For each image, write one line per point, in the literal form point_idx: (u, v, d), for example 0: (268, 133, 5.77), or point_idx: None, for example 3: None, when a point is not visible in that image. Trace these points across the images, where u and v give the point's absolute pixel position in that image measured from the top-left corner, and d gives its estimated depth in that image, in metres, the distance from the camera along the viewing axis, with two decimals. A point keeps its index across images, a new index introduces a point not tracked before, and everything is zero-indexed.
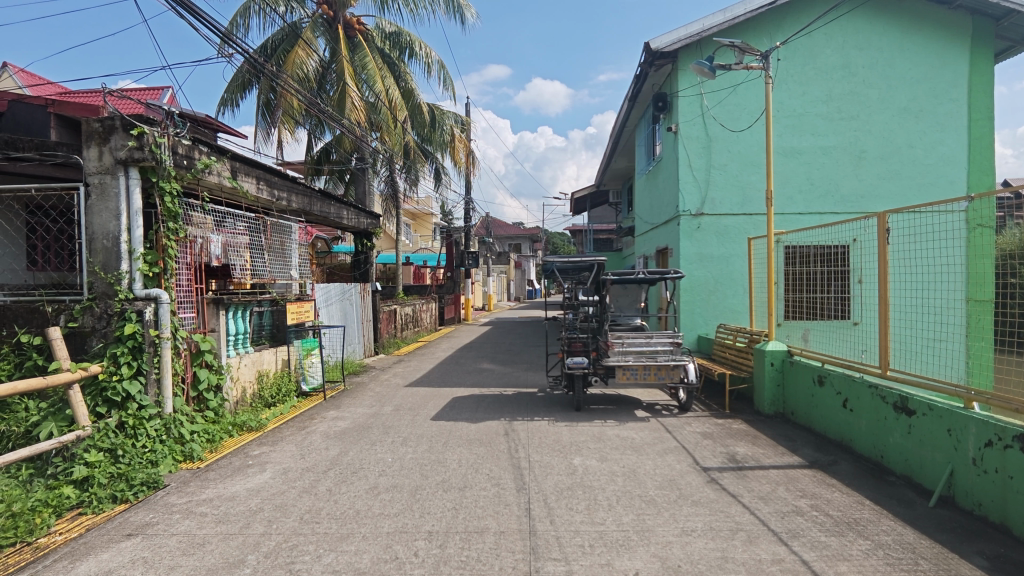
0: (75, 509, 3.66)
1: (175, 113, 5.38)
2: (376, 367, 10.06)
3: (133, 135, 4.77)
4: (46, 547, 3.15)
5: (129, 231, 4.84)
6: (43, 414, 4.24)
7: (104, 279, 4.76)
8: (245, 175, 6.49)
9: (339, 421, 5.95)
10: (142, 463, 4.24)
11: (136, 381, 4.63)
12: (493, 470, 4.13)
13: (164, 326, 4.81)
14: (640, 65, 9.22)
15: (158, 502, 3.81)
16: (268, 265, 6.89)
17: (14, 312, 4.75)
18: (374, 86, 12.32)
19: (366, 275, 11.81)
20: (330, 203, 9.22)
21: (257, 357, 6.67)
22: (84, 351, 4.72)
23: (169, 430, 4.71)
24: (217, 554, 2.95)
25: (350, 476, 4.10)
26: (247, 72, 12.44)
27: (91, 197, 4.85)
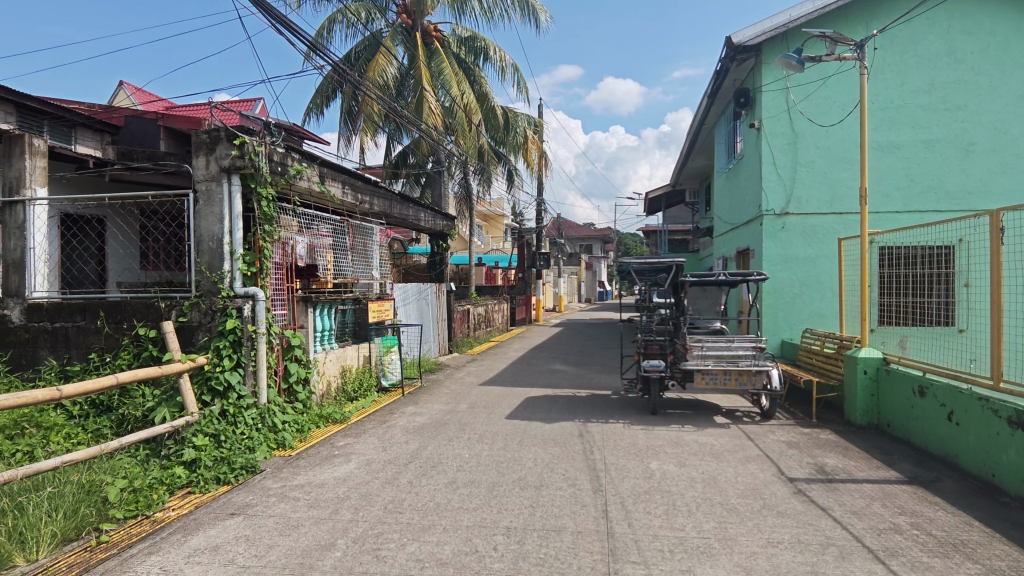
0: (185, 488, 4.00)
1: (272, 123, 5.77)
2: (451, 366, 10.30)
3: (235, 145, 5.16)
4: (162, 521, 3.47)
5: (231, 234, 5.23)
6: (157, 400, 4.65)
7: (209, 278, 5.17)
8: (332, 180, 6.85)
9: (418, 417, 6.15)
10: (242, 448, 4.56)
11: (236, 372, 5.00)
12: (569, 471, 4.15)
13: (259, 322, 5.16)
14: (721, 61, 8.94)
15: (256, 485, 4.10)
16: (351, 266, 7.25)
17: (133, 308, 5.24)
18: (450, 91, 12.65)
19: (441, 275, 12.11)
20: (408, 206, 9.58)
21: (342, 353, 7.03)
22: (192, 344, 5.13)
23: (264, 419, 5.05)
24: (310, 536, 3.14)
25: (429, 469, 4.24)
26: (332, 82, 13.13)
27: (199, 203, 5.27)
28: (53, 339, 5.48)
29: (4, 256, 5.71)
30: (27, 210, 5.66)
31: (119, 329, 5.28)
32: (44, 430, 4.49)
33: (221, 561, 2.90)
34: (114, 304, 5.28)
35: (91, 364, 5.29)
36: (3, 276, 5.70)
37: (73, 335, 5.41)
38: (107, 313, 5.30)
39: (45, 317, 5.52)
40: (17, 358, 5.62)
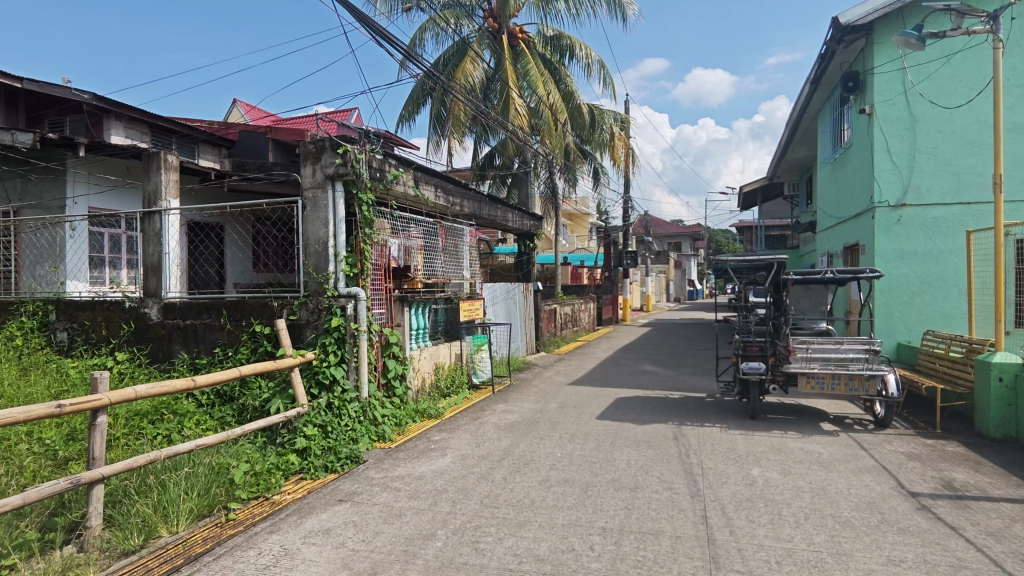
0: (297, 474, 4.33)
1: (370, 131, 6.09)
2: (539, 365, 10.35)
3: (339, 154, 5.48)
4: (280, 503, 3.77)
5: (335, 238, 5.55)
6: (271, 392, 5.02)
7: (316, 279, 5.51)
8: (426, 184, 7.11)
9: (508, 415, 6.24)
10: (347, 439, 4.84)
11: (341, 367, 5.29)
12: (664, 473, 4.05)
13: (361, 320, 5.44)
14: (826, 43, 8.39)
15: (361, 474, 4.35)
16: (442, 266, 7.48)
17: (251, 307, 5.71)
18: (536, 91, 12.73)
19: (528, 275, 12.20)
20: (497, 207, 9.75)
21: (435, 351, 7.27)
22: (301, 340, 5.50)
23: (366, 412, 5.33)
24: (412, 526, 3.28)
25: (522, 466, 4.30)
26: (421, 89, 13.61)
27: (306, 209, 5.63)
28: (184, 335, 6.08)
29: (145, 260, 6.41)
30: (163, 219, 6.32)
31: (239, 326, 5.77)
32: (179, 416, 4.98)
33: (333, 544, 3.10)
34: (235, 303, 5.77)
35: (216, 357, 5.82)
36: (144, 278, 6.40)
37: (201, 331, 5.98)
38: (229, 312, 5.82)
39: (178, 315, 6.15)
40: (155, 352, 6.28)
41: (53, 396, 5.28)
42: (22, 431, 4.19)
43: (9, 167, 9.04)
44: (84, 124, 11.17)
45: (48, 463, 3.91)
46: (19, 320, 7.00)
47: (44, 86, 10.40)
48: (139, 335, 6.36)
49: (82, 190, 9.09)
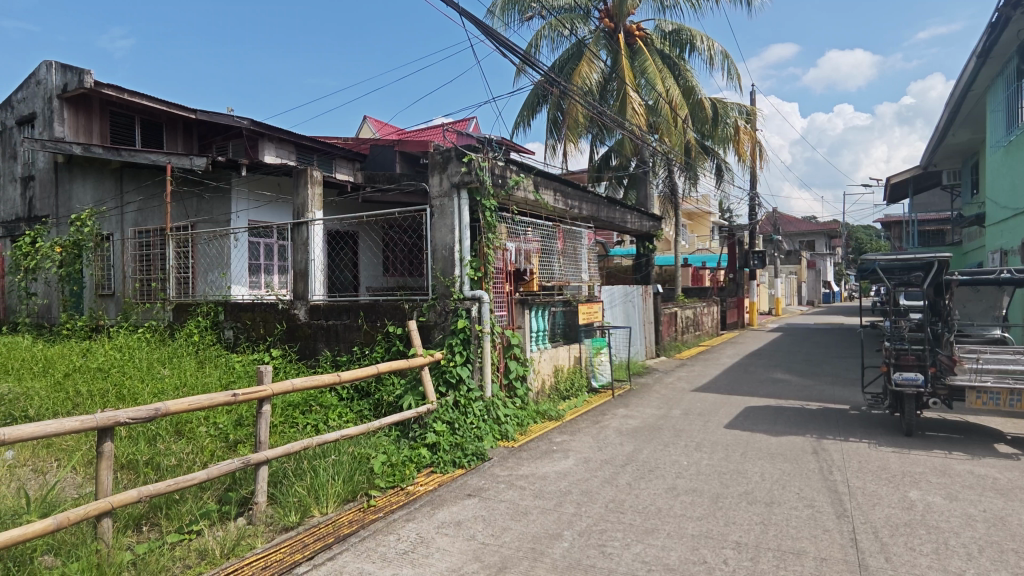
0: (428, 467, 4.57)
1: (493, 139, 6.28)
2: (659, 369, 10.07)
3: (465, 163, 5.72)
4: (414, 493, 4.02)
5: (461, 243, 5.78)
6: (404, 388, 5.34)
7: (443, 282, 5.78)
8: (546, 189, 7.22)
9: (630, 419, 6.14)
10: (473, 436, 5.02)
11: (466, 367, 5.51)
12: (804, 490, 3.77)
13: (484, 322, 5.61)
14: (997, 10, 7.37)
15: (486, 471, 4.51)
16: (561, 270, 7.53)
17: (385, 309, 6.12)
18: (654, 88, 12.42)
19: (647, 277, 11.91)
20: (615, 208, 9.64)
21: (554, 353, 7.33)
22: (430, 341, 5.79)
23: (490, 411, 5.50)
24: (539, 524, 3.35)
25: (647, 473, 4.21)
26: (538, 94, 13.82)
27: (434, 216, 5.93)
28: (327, 334, 6.67)
29: (294, 267, 7.13)
30: (310, 229, 7.00)
31: (374, 327, 6.20)
32: (324, 409, 5.46)
33: (464, 536, 3.24)
34: (371, 306, 6.22)
35: (355, 355, 6.30)
36: (294, 283, 7.12)
37: (341, 331, 6.51)
38: (365, 314, 6.28)
39: (322, 316, 6.76)
40: (302, 349, 6.96)
41: (224, 385, 6.05)
42: (201, 416, 4.81)
43: (188, 188, 10.49)
44: (244, 147, 12.67)
45: (222, 444, 4.47)
46: (195, 319, 8.11)
47: (213, 116, 11.95)
48: (290, 334, 7.08)
49: (243, 205, 10.30)
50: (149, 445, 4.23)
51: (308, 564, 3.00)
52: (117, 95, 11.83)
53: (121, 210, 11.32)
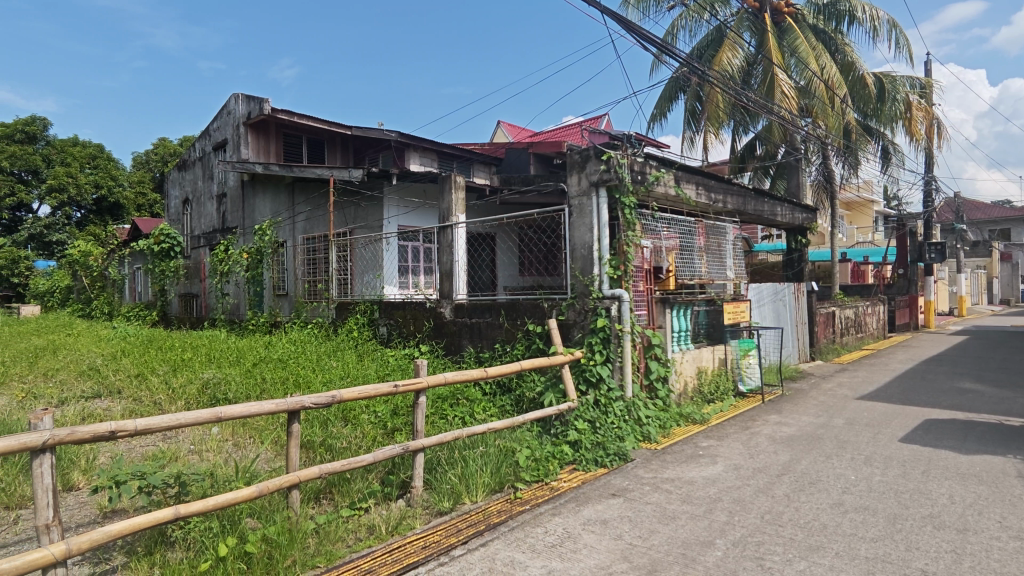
0: (571, 464, 4.61)
1: (633, 134, 6.17)
2: (815, 374, 9.23)
3: (603, 160, 5.69)
4: (558, 488, 4.08)
5: (600, 242, 5.75)
6: (545, 386, 5.43)
7: (582, 281, 5.79)
8: (687, 183, 6.94)
9: (784, 427, 5.69)
10: (614, 436, 4.97)
11: (606, 367, 5.48)
12: (1007, 518, 3.25)
13: (625, 322, 5.53)
14: None
15: (629, 472, 4.44)
16: (704, 267, 7.19)
17: (525, 308, 6.26)
18: (807, 68, 11.41)
19: (800, 274, 10.97)
20: (764, 200, 9.01)
21: (698, 354, 7.02)
22: (570, 339, 5.83)
23: (631, 411, 5.41)
24: (689, 530, 3.24)
25: (808, 486, 3.89)
26: (675, 84, 13.33)
27: (573, 216, 5.96)
28: (471, 331, 6.99)
29: (441, 267, 7.58)
30: (454, 231, 7.38)
31: (515, 324, 6.38)
32: (470, 402, 5.72)
33: (611, 535, 3.24)
34: (511, 305, 6.41)
35: (497, 352, 6.54)
36: (440, 283, 7.57)
37: (484, 328, 6.80)
38: (507, 312, 6.49)
39: (466, 314, 7.10)
40: (448, 345, 7.37)
41: (381, 377, 6.60)
42: (363, 405, 5.30)
43: (347, 198, 11.59)
44: (392, 157, 13.69)
45: (382, 430, 4.88)
46: (355, 316, 8.95)
47: (366, 130, 13.06)
48: (437, 331, 7.53)
49: (393, 211, 11.16)
50: (322, 429, 4.74)
51: (463, 548, 3.17)
52: (289, 118, 13.41)
53: (293, 219, 12.81)
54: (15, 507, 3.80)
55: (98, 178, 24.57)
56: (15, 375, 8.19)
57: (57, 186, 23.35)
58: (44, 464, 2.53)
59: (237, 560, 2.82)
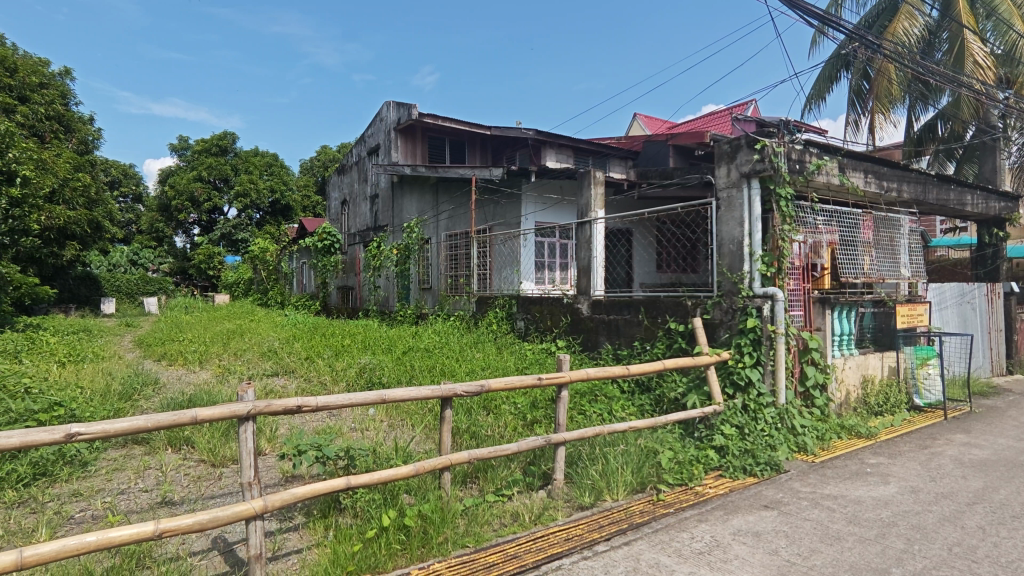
0: (716, 470, 4.40)
1: (790, 121, 5.72)
2: (1014, 391, 7.88)
3: (756, 150, 5.30)
4: (704, 495, 3.91)
5: (751, 237, 5.38)
6: (687, 387, 5.23)
7: (730, 279, 5.47)
8: (853, 171, 6.26)
9: (974, 449, 4.92)
10: (764, 445, 4.65)
11: (757, 370, 5.14)
12: None
13: (779, 322, 5.13)
14: None
15: (783, 484, 4.14)
16: (872, 264, 6.45)
17: (667, 306, 6.06)
18: (1009, 32, 9.75)
19: (995, 273, 9.43)
20: (949, 187, 7.86)
21: (864, 361, 6.32)
22: (716, 339, 5.55)
23: (784, 420, 5.03)
24: (857, 553, 2.95)
25: (1009, 519, 3.35)
26: (838, 62, 12.09)
27: (721, 209, 5.65)
28: (609, 328, 6.93)
29: (579, 263, 7.60)
30: (592, 227, 7.34)
31: (656, 322, 6.21)
32: (609, 399, 5.66)
33: (766, 549, 3.04)
34: (652, 301, 6.24)
35: (636, 350, 6.40)
36: (579, 279, 7.59)
37: (622, 325, 6.70)
38: (647, 309, 6.33)
39: (604, 311, 7.05)
40: (585, 341, 7.37)
41: (520, 369, 6.77)
42: (504, 396, 5.49)
43: (487, 196, 12.02)
44: (530, 155, 13.97)
45: (522, 422, 5.02)
46: (494, 310, 9.29)
47: (505, 130, 13.43)
48: (574, 326, 7.57)
49: (531, 208, 11.38)
50: (467, 416, 4.99)
51: (606, 544, 3.17)
52: (434, 122, 14.22)
53: (437, 217, 13.55)
54: (219, 465, 4.48)
55: (273, 184, 27.98)
56: (213, 354, 9.61)
57: (242, 192, 26.93)
58: (248, 430, 2.95)
59: (398, 532, 3.06)
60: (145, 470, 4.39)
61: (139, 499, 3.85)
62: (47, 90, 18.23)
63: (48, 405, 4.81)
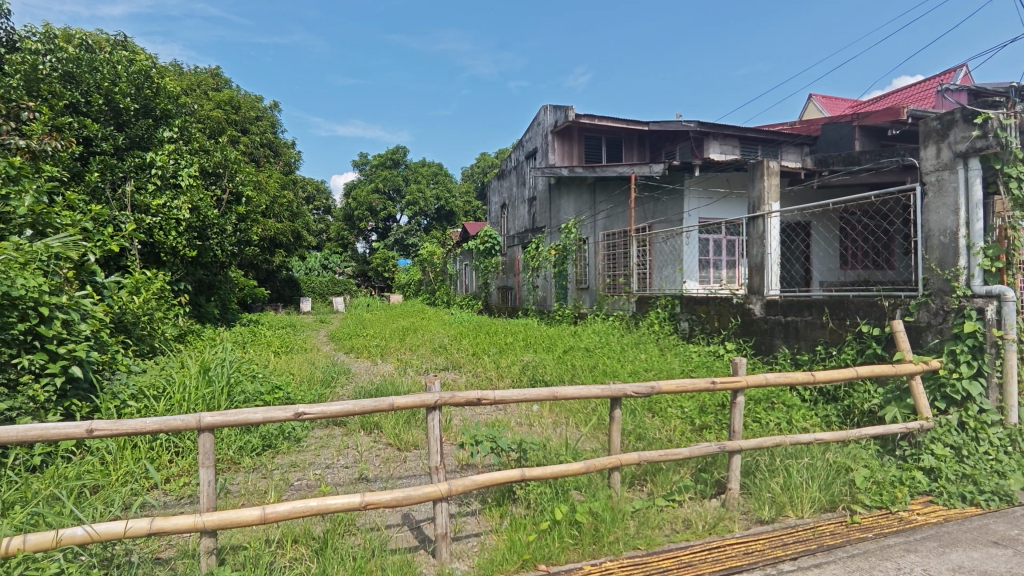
0: (926, 495, 3.85)
1: (1020, 87, 4.81)
2: None
3: (976, 124, 4.47)
4: (910, 521, 3.44)
5: (969, 226, 4.58)
6: (885, 399, 4.63)
7: (940, 276, 4.71)
8: None
9: None
10: (990, 470, 3.94)
11: (978, 382, 4.38)
12: None
13: (1009, 327, 4.31)
14: None
15: (1018, 519, 3.50)
16: None
17: (857, 306, 5.43)
18: None
19: None
20: None
21: None
22: (921, 345, 4.80)
23: (1015, 442, 4.25)
24: None
25: None
26: None
27: (928, 195, 4.91)
28: (786, 330, 6.40)
29: (750, 261, 7.11)
30: (766, 222, 6.81)
31: (843, 325, 5.59)
32: (788, 407, 5.21)
33: None
34: (839, 301, 5.63)
35: (819, 355, 5.81)
36: (750, 278, 7.11)
37: (803, 328, 6.13)
38: (832, 310, 5.73)
39: (780, 311, 6.52)
40: (758, 344, 6.87)
41: (686, 371, 6.51)
42: (670, 399, 5.34)
43: (647, 193, 11.68)
44: (691, 148, 13.35)
45: (691, 426, 4.81)
46: (656, 311, 9.05)
47: (665, 124, 13.01)
48: (746, 328, 7.10)
49: (695, 203, 10.89)
50: (633, 417, 4.92)
51: (792, 564, 2.93)
52: (591, 122, 14.23)
53: (595, 217, 13.49)
54: (404, 449, 4.94)
55: (439, 192, 30.15)
56: (392, 348, 10.66)
57: (412, 200, 29.38)
58: (435, 418, 3.23)
59: (570, 526, 3.14)
60: (345, 449, 4.99)
61: (343, 474, 4.39)
62: (262, 122, 21.57)
63: (271, 388, 5.69)
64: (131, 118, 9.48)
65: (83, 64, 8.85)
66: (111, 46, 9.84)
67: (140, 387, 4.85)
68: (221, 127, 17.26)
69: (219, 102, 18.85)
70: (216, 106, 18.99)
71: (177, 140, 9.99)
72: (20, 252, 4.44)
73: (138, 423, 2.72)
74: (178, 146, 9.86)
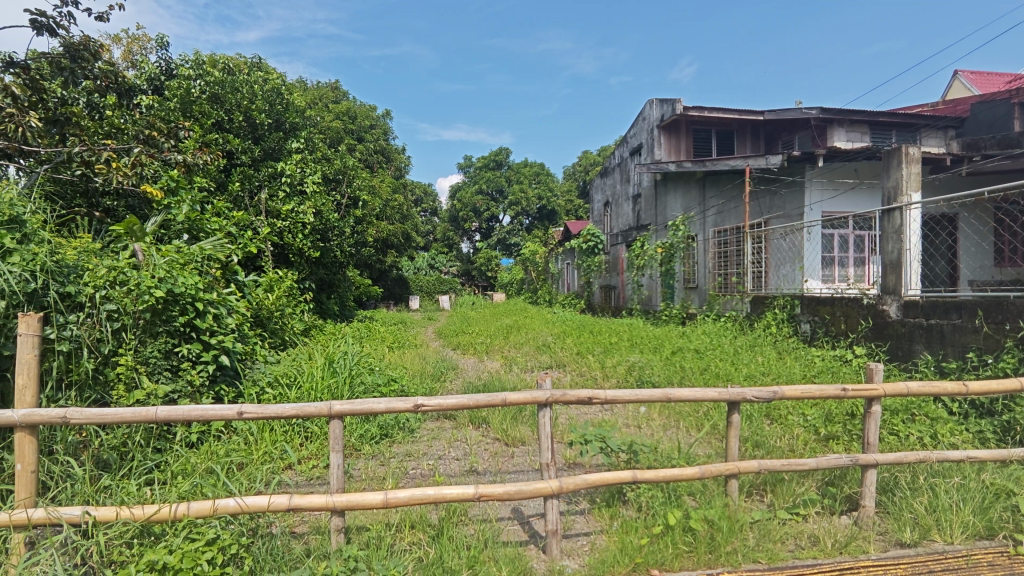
0: None
1: None
2: None
3: None
4: None
5: None
6: None
7: None
8: None
9: None
10: None
11: None
12: None
13: None
14: None
15: None
16: None
17: (1018, 308, 4.76)
18: None
19: None
20: None
21: None
22: None
23: None
24: None
25: None
26: None
27: None
28: (928, 334, 5.76)
29: (885, 257, 6.47)
30: (904, 214, 6.15)
31: (1001, 329, 4.93)
32: (932, 419, 4.68)
33: None
34: (996, 302, 4.97)
35: (970, 363, 5.16)
36: (885, 276, 6.47)
37: (949, 332, 5.48)
38: (987, 312, 5.06)
39: (921, 313, 5.89)
40: (894, 350, 6.24)
41: (809, 376, 6.06)
42: (791, 406, 4.99)
43: (763, 186, 11.00)
44: (813, 137, 12.41)
45: (815, 436, 4.46)
46: (774, 311, 8.51)
47: (783, 113, 12.19)
48: (878, 331, 6.47)
49: (818, 196, 10.10)
50: (750, 423, 4.66)
51: None
52: (701, 114, 13.65)
53: (704, 213, 12.91)
54: (511, 444, 5.02)
55: (541, 191, 30.35)
56: (497, 345, 10.90)
57: (515, 200, 29.85)
58: (546, 415, 3.25)
59: (684, 533, 3.04)
60: (455, 442, 5.18)
61: (454, 465, 4.56)
62: (375, 130, 22.91)
63: (388, 380, 6.02)
64: (265, 131, 10.45)
65: (227, 85, 9.83)
66: (249, 68, 10.85)
67: (275, 375, 5.34)
68: (339, 137, 18.54)
69: (338, 113, 20.28)
70: (335, 117, 20.44)
71: (304, 150, 10.88)
72: (181, 254, 5.05)
73: (279, 409, 2.99)
74: (304, 155, 10.74)
